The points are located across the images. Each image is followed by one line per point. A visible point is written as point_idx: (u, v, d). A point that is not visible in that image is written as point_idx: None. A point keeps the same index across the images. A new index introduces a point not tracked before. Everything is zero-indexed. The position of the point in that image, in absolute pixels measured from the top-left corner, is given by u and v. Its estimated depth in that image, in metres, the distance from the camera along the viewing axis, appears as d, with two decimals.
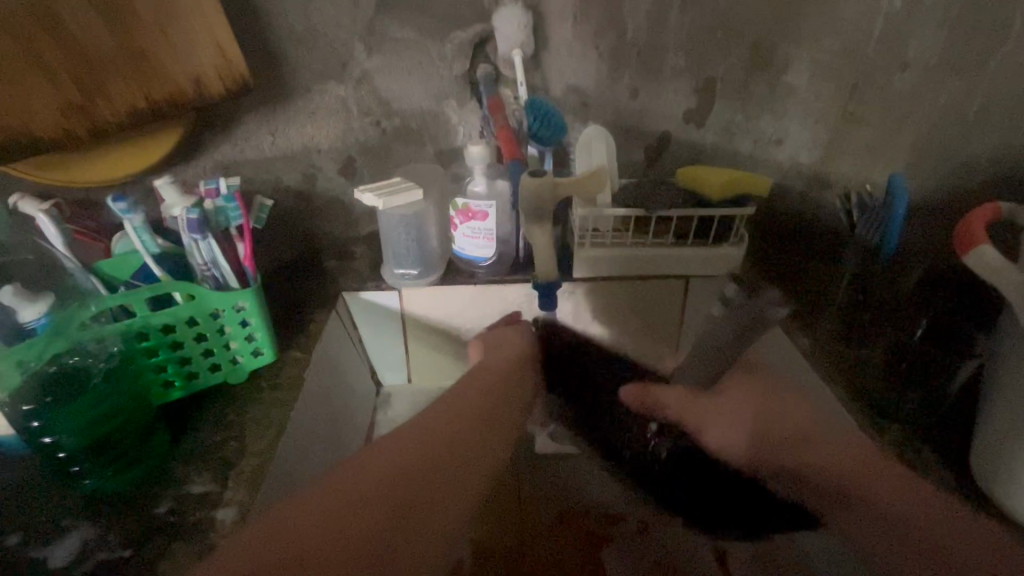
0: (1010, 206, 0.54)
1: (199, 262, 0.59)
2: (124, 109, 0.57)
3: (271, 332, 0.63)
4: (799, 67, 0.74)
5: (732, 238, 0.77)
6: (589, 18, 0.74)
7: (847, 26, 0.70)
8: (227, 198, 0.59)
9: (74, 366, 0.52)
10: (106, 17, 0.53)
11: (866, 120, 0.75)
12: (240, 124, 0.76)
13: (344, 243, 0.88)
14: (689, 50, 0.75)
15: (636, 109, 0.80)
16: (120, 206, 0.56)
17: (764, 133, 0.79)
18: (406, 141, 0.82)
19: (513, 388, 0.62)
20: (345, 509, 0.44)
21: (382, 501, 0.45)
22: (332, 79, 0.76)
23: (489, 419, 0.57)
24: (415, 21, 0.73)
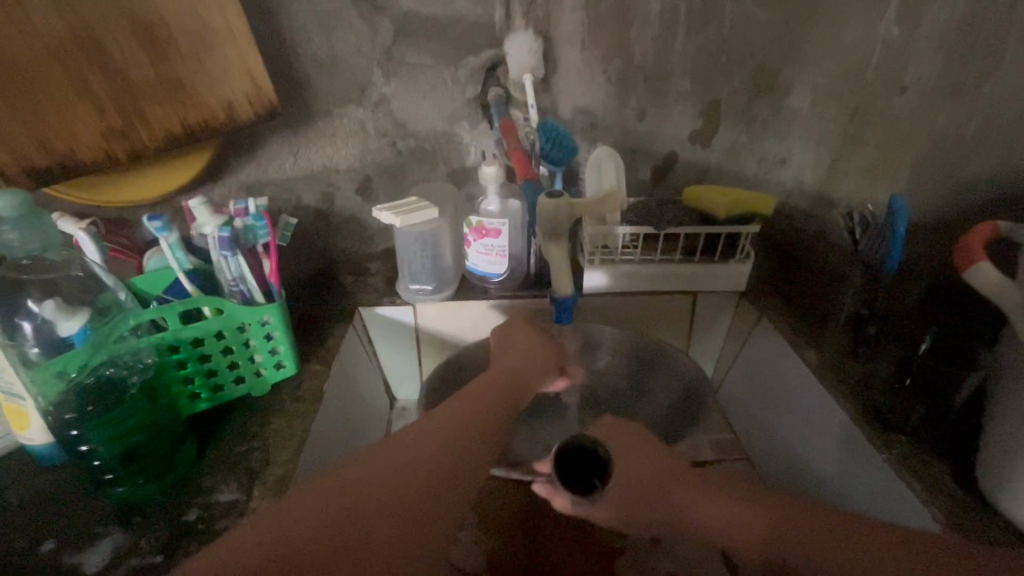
0: (1007, 226, 0.56)
1: (227, 277, 0.61)
2: (160, 132, 0.61)
3: (293, 344, 0.65)
4: (800, 90, 0.77)
5: (738, 254, 0.79)
6: (597, 43, 0.77)
7: (845, 52, 0.73)
8: (256, 216, 0.62)
9: (110, 377, 0.54)
10: (149, 46, 0.57)
11: (865, 141, 0.77)
12: (263, 146, 0.79)
13: (360, 259, 0.90)
14: (694, 74, 0.78)
15: (643, 129, 0.83)
16: (155, 224, 0.59)
17: (768, 153, 0.82)
18: (421, 160, 0.85)
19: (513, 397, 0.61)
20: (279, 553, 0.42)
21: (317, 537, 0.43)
22: (350, 103, 0.79)
23: (501, 428, 0.57)
24: (431, 47, 0.77)
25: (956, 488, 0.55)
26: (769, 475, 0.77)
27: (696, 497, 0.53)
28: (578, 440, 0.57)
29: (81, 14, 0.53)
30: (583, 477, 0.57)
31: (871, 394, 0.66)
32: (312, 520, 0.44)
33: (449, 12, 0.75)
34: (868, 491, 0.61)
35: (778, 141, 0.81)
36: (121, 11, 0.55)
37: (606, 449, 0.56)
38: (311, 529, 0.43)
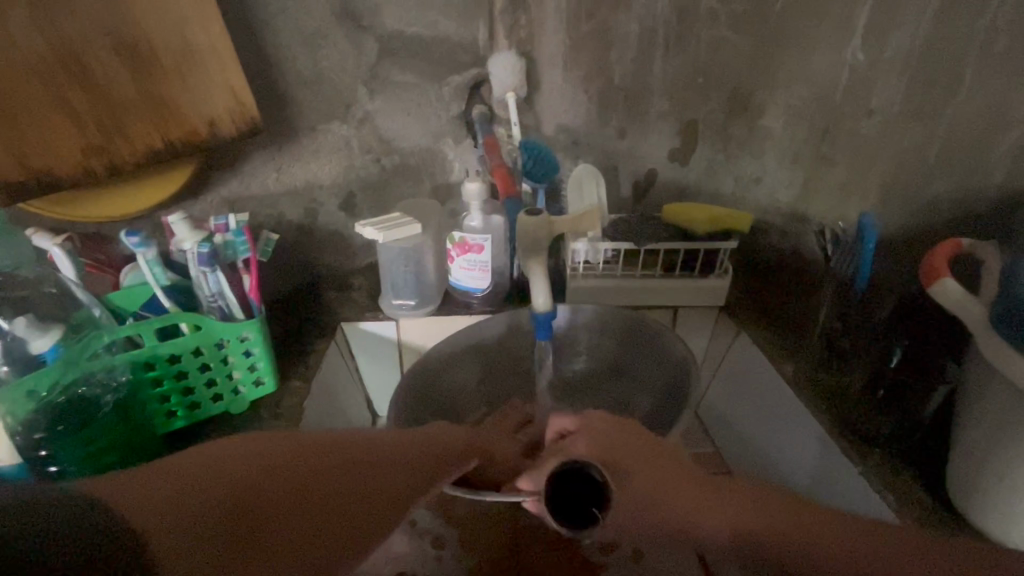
0: (969, 242, 0.58)
1: (206, 293, 0.61)
2: (141, 148, 0.60)
3: (272, 361, 0.65)
4: (773, 111, 0.79)
5: (717, 270, 0.81)
6: (578, 64, 0.79)
7: (815, 76, 0.76)
8: (236, 232, 0.62)
9: (82, 396, 0.52)
10: (131, 63, 0.57)
11: (837, 162, 0.80)
12: (246, 162, 0.79)
13: (343, 274, 0.90)
14: (672, 95, 0.81)
15: (624, 147, 0.85)
16: (132, 240, 0.59)
17: (744, 172, 0.84)
18: (405, 177, 0.86)
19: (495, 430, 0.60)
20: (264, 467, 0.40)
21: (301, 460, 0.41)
22: (335, 119, 0.80)
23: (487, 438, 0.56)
24: (416, 66, 0.78)
25: (926, 498, 0.57)
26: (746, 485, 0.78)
27: (695, 499, 0.44)
28: (564, 465, 0.48)
29: (63, 32, 0.53)
30: (579, 506, 0.48)
31: (846, 407, 0.67)
32: (310, 474, 0.41)
33: (433, 32, 0.76)
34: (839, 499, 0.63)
35: (754, 160, 0.83)
36: (102, 29, 0.55)
37: (601, 471, 0.47)
38: (310, 478, 0.41)
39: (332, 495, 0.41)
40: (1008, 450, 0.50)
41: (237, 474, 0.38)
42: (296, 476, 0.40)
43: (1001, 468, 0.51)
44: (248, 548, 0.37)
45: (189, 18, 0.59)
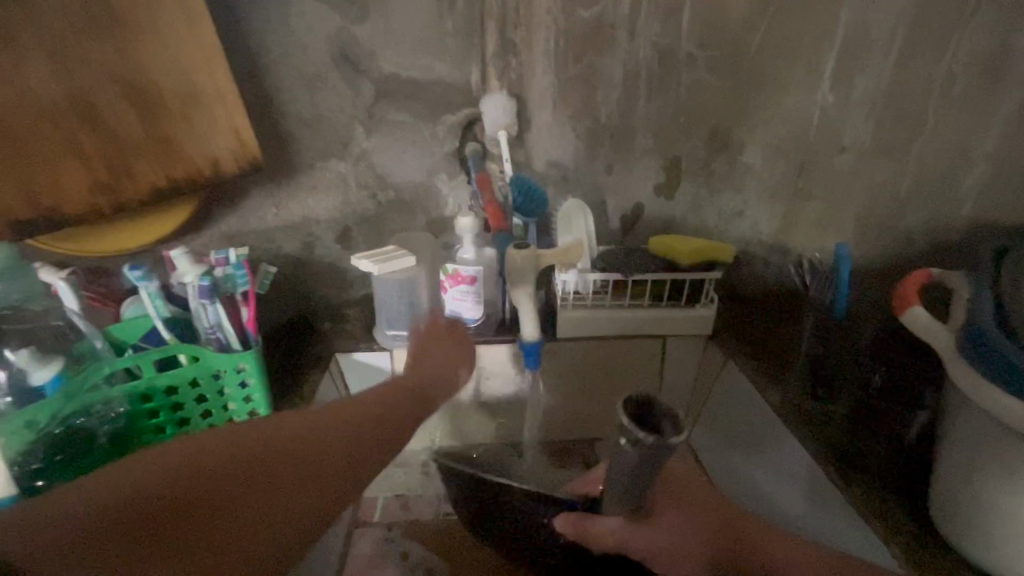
0: (939, 271, 0.61)
1: (205, 324, 0.62)
2: (147, 186, 0.63)
3: (268, 394, 0.65)
4: (753, 148, 0.83)
5: (703, 299, 0.84)
6: (567, 104, 0.83)
7: (791, 116, 0.80)
8: (236, 265, 0.64)
9: (79, 427, 0.54)
10: (139, 106, 0.60)
11: (814, 196, 0.84)
12: (247, 199, 0.82)
13: (338, 306, 0.92)
14: (658, 132, 0.84)
15: (612, 181, 0.88)
16: (135, 274, 0.61)
17: (728, 206, 0.87)
18: (399, 211, 0.89)
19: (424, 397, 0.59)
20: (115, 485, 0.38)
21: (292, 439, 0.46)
22: (332, 157, 0.83)
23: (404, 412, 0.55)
24: (410, 106, 0.82)
25: (913, 525, 0.58)
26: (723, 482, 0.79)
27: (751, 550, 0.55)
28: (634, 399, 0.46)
29: (79, 79, 0.57)
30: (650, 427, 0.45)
31: (838, 435, 0.69)
32: (263, 463, 0.43)
33: (428, 74, 0.80)
34: (836, 529, 0.62)
35: (735, 194, 0.86)
36: (114, 76, 0.58)
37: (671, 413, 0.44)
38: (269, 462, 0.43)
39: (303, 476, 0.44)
40: (985, 461, 0.51)
41: (200, 460, 0.41)
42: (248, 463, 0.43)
43: (986, 482, 0.51)
44: (175, 542, 0.38)
45: (194, 64, 0.62)
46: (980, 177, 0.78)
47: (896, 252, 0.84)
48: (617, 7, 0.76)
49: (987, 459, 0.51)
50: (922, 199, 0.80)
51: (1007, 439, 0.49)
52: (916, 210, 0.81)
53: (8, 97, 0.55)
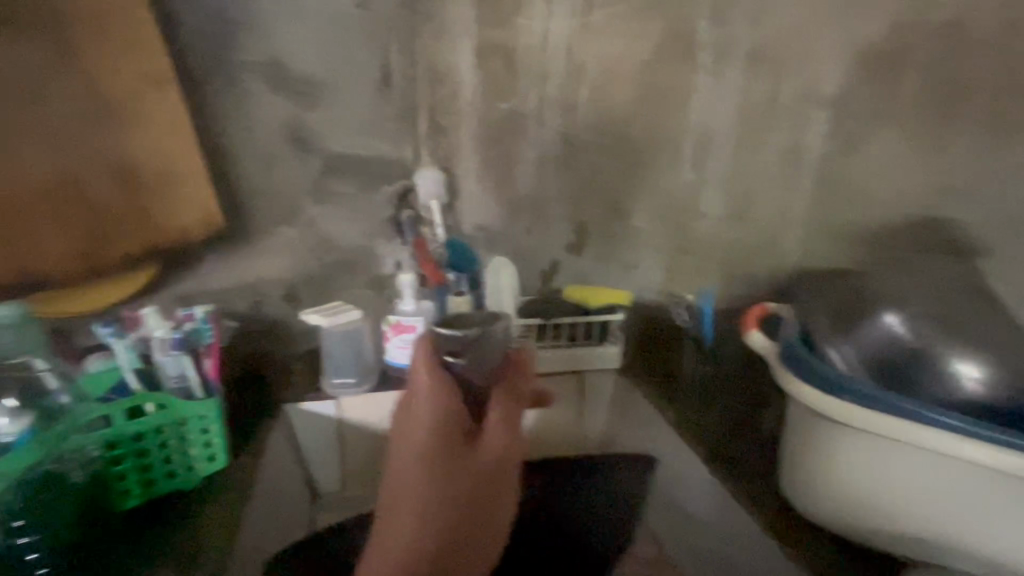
0: (774, 305, 0.80)
1: (170, 376, 0.69)
2: (122, 253, 0.71)
3: (227, 440, 0.71)
4: (641, 213, 1.03)
5: (612, 337, 1.01)
6: (490, 177, 1.00)
7: (665, 190, 1.01)
8: (202, 320, 0.73)
9: (53, 472, 0.59)
10: (120, 184, 0.69)
11: (689, 251, 1.04)
12: (200, 264, 0.90)
13: (286, 360, 1.00)
14: (567, 203, 1.02)
15: (532, 242, 1.04)
16: (109, 330, 0.69)
17: (627, 260, 1.06)
18: (343, 271, 0.99)
19: (458, 463, 0.63)
20: (433, 478, 0.62)
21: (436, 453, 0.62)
22: (282, 225, 0.94)
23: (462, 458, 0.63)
24: (355, 179, 0.95)
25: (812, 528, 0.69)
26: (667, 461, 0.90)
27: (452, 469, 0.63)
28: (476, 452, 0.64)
29: (72, 165, 0.66)
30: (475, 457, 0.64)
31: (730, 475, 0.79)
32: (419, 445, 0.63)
33: (369, 152, 0.95)
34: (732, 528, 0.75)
35: (631, 251, 1.05)
36: (99, 158, 0.68)
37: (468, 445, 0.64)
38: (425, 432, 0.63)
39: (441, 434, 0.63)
40: (873, 470, 0.61)
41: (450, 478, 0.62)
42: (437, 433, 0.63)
43: (936, 490, 0.58)
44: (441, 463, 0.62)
45: (170, 147, 0.71)
46: (799, 236, 1.01)
47: (755, 294, 1.05)
48: (528, 104, 0.96)
49: (869, 467, 0.61)
50: (763, 252, 1.03)
51: (869, 443, 0.61)
52: (762, 261, 1.03)
53: (10, 180, 0.64)
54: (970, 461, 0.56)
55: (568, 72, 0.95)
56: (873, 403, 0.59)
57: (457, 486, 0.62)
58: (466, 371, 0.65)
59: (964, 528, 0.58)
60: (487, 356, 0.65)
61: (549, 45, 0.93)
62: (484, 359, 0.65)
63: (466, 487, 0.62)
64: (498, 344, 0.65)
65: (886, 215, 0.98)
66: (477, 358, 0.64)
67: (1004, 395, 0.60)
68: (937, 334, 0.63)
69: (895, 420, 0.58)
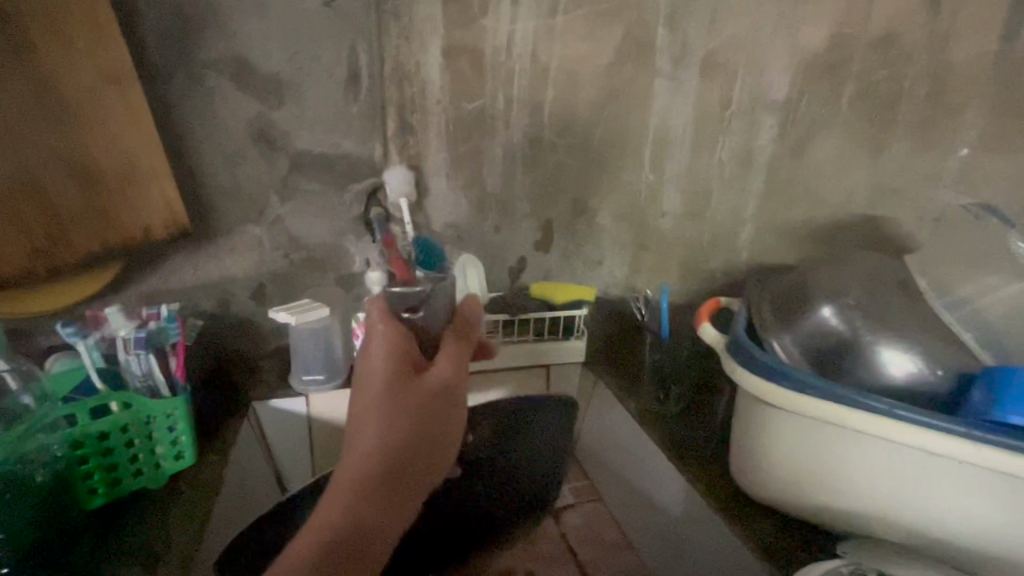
0: (726, 299, 0.85)
1: (136, 374, 0.69)
2: (80, 252, 0.71)
3: (195, 436, 0.73)
4: (604, 211, 1.07)
5: (577, 332, 1.06)
6: (458, 176, 1.02)
7: (627, 189, 1.05)
8: (169, 320, 0.73)
9: (14, 473, 0.58)
10: (80, 184, 0.69)
11: (649, 247, 1.09)
12: (164, 262, 0.90)
13: (254, 357, 1.00)
14: (533, 201, 1.05)
15: (500, 239, 1.07)
16: (70, 331, 0.69)
17: (590, 256, 1.10)
18: (312, 269, 1.00)
19: (410, 389, 0.59)
20: (381, 402, 0.58)
21: (389, 377, 0.59)
22: (249, 223, 0.94)
23: (412, 386, 0.59)
24: (323, 178, 0.96)
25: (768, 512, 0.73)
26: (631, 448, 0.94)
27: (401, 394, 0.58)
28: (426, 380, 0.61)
29: (27, 167, 0.66)
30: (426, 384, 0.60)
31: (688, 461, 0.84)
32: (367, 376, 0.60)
33: (338, 150, 0.96)
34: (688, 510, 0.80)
35: (594, 247, 1.09)
36: (58, 158, 0.67)
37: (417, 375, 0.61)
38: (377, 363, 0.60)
39: (392, 361, 0.60)
40: (833, 454, 0.64)
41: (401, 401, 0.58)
42: (389, 360, 0.60)
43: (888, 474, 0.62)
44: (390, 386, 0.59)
45: (132, 146, 0.71)
46: (750, 233, 1.06)
47: (711, 289, 1.11)
48: (494, 104, 0.98)
49: (836, 454, 0.64)
50: (718, 248, 1.08)
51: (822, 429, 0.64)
52: (717, 257, 1.09)
53: None
54: (915, 445, 0.59)
55: (532, 74, 0.97)
56: (806, 389, 0.64)
57: (408, 411, 0.58)
58: (420, 322, 0.68)
59: (912, 508, 0.62)
60: (439, 309, 0.70)
61: (514, 46, 0.96)
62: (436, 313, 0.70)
63: (416, 412, 0.58)
64: (445, 294, 0.71)
65: (828, 213, 1.04)
66: (431, 312, 0.70)
67: (928, 378, 0.64)
68: (865, 324, 0.68)
69: (830, 405, 0.62)
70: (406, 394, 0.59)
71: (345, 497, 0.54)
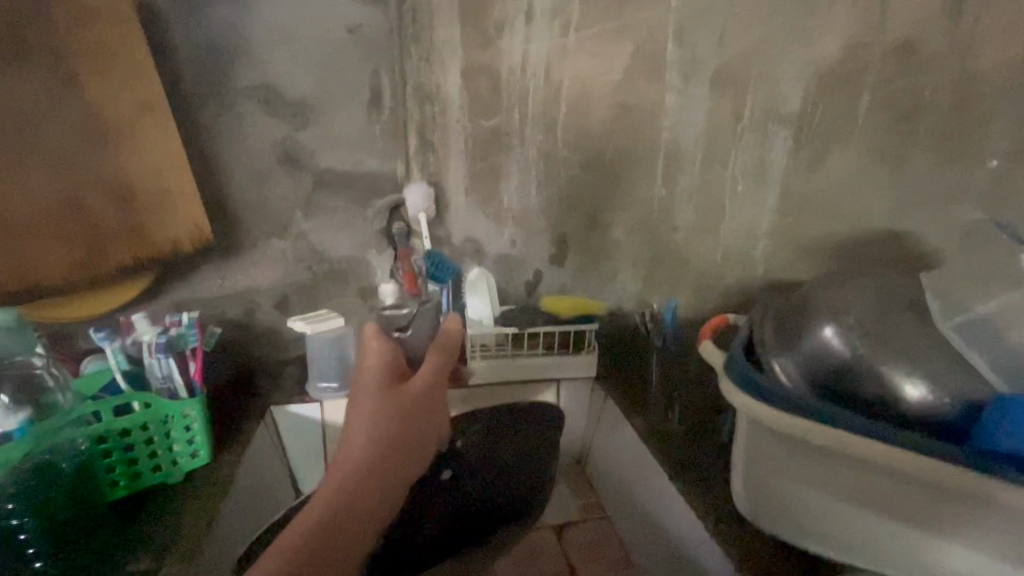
0: (733, 316, 0.83)
1: (157, 376, 0.75)
2: (115, 264, 0.78)
3: (209, 436, 0.78)
4: (619, 225, 1.06)
5: (589, 346, 1.06)
6: (476, 191, 1.05)
7: (640, 203, 1.04)
8: (188, 326, 0.78)
9: (45, 462, 0.65)
10: (117, 203, 0.76)
11: (663, 262, 1.07)
12: (196, 273, 0.97)
13: (277, 363, 1.06)
14: (547, 216, 1.06)
15: (517, 253, 1.09)
16: (102, 335, 0.76)
17: (605, 270, 1.09)
18: (332, 280, 1.05)
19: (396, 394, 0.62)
20: (370, 404, 0.61)
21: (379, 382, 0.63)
22: (274, 237, 1.00)
23: (399, 391, 0.63)
24: (344, 194, 1.02)
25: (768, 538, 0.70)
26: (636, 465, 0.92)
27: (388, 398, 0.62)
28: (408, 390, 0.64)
29: (70, 189, 0.73)
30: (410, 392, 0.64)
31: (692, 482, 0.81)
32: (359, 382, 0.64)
33: (360, 168, 1.01)
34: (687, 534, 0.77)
35: (608, 262, 1.09)
36: (98, 180, 0.74)
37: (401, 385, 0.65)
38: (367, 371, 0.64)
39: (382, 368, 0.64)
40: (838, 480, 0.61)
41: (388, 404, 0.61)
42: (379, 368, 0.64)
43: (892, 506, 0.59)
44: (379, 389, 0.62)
45: (162, 168, 0.78)
46: (766, 248, 1.03)
47: (727, 305, 1.08)
48: (510, 121, 1.01)
49: (839, 477, 0.61)
50: (734, 264, 1.05)
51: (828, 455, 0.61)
52: (732, 272, 1.06)
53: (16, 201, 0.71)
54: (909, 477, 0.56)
55: (546, 92, 0.99)
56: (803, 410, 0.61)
57: (393, 414, 0.61)
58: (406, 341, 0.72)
59: (915, 544, 0.59)
60: (424, 327, 0.75)
61: (529, 65, 0.97)
62: (419, 332, 0.73)
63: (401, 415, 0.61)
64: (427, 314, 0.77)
65: (851, 224, 1.00)
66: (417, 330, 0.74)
67: (936, 405, 0.60)
68: (869, 345, 0.64)
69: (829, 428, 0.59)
70: (394, 397, 0.62)
71: (329, 486, 0.56)
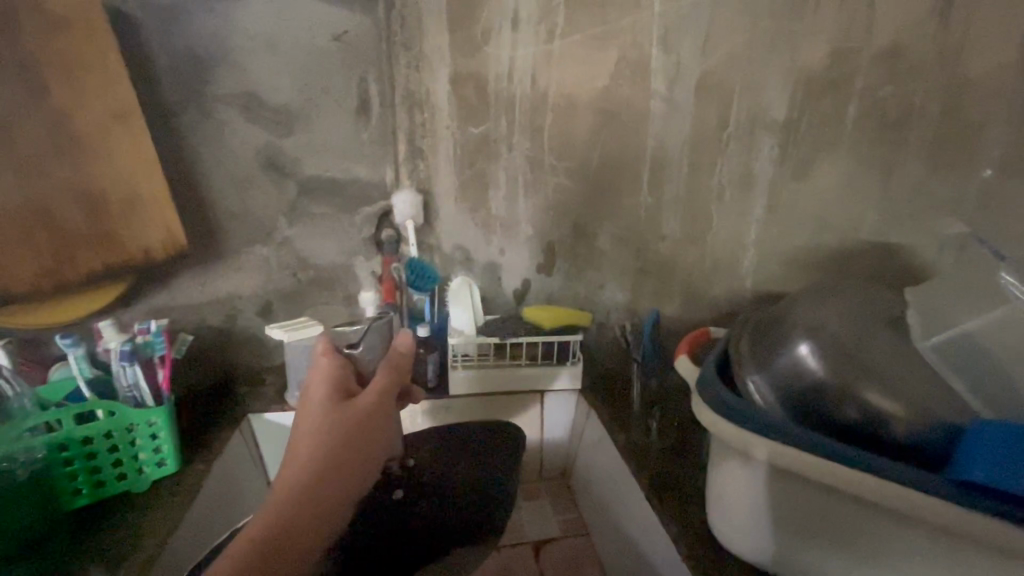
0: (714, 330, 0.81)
1: (124, 383, 0.75)
2: (84, 270, 0.78)
3: (176, 444, 0.78)
4: (607, 233, 1.04)
5: (572, 356, 1.03)
6: (465, 198, 1.05)
7: (626, 213, 1.02)
8: (156, 334, 0.77)
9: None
10: (89, 209, 0.76)
11: (649, 273, 1.04)
12: (175, 279, 0.97)
13: (258, 371, 1.05)
14: (535, 224, 1.06)
15: (505, 261, 1.09)
16: (66, 341, 0.74)
17: (592, 280, 1.08)
18: (318, 286, 1.05)
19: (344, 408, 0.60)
20: (316, 419, 0.59)
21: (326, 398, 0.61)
22: (256, 244, 1.00)
23: (347, 405, 0.61)
24: (330, 201, 1.02)
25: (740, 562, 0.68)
26: (615, 480, 0.90)
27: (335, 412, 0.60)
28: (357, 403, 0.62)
29: (40, 193, 0.72)
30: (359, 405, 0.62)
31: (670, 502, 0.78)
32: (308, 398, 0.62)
33: (347, 175, 1.01)
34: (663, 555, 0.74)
35: (596, 272, 1.07)
36: (70, 185, 0.74)
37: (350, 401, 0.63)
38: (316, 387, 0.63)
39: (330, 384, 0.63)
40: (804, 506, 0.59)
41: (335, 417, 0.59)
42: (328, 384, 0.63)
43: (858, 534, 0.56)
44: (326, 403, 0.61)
45: (135, 174, 0.80)
46: (752, 261, 0.98)
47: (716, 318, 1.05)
48: (497, 128, 1.01)
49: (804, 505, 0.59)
50: (720, 277, 1.01)
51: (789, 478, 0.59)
52: (717, 286, 1.01)
53: None
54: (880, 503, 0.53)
55: (532, 99, 0.98)
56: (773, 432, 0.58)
57: (339, 427, 0.59)
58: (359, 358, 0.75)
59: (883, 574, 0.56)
60: (376, 343, 0.80)
61: (515, 72, 0.97)
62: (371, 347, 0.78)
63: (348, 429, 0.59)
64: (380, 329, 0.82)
65: (842, 239, 0.94)
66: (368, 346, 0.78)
67: (914, 429, 0.56)
68: (844, 364, 0.61)
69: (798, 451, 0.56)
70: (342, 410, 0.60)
71: (268, 503, 0.53)
